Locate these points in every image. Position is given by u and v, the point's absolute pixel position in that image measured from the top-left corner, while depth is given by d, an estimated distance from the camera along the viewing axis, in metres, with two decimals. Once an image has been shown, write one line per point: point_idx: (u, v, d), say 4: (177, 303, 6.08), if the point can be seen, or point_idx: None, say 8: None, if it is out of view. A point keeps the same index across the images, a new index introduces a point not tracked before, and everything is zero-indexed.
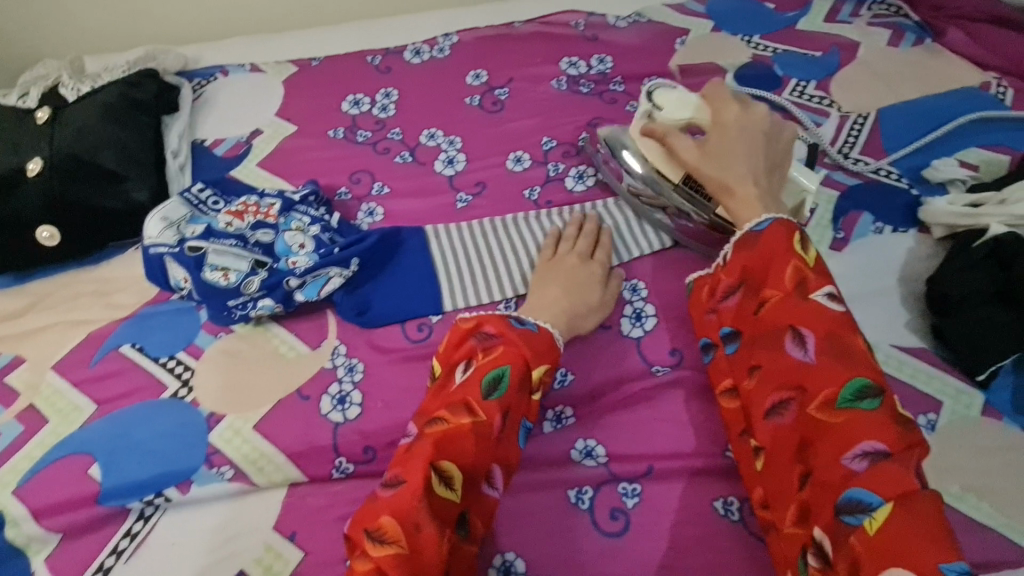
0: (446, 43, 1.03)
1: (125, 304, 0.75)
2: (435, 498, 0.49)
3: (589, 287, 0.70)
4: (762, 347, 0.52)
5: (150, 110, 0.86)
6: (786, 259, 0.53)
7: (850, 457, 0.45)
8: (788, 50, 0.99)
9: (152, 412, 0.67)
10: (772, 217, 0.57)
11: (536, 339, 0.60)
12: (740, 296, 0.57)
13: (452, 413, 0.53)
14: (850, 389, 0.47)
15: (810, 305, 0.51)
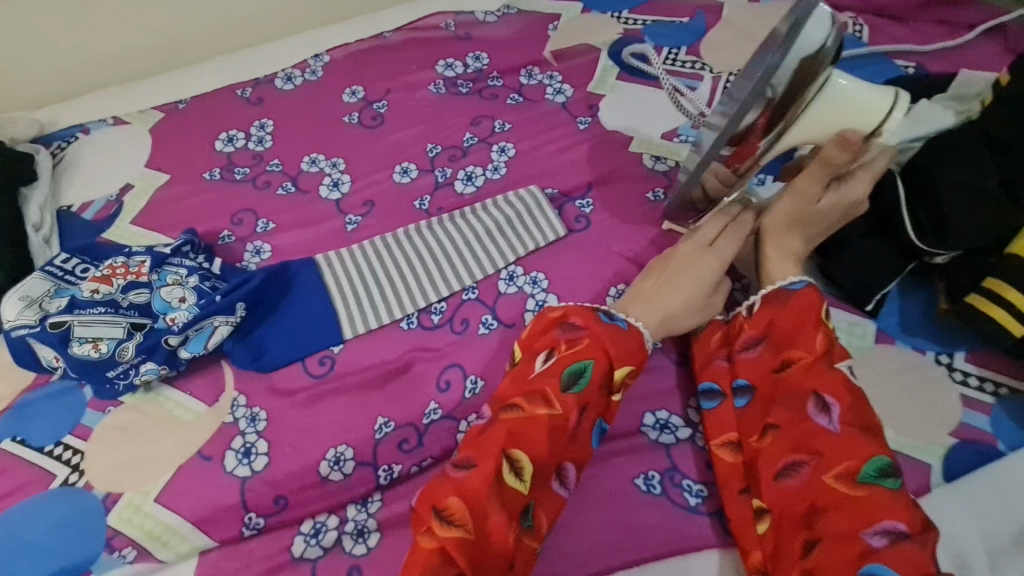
0: (317, 65, 1.00)
1: (0, 396, 0.70)
2: (506, 490, 0.52)
3: (694, 283, 0.65)
4: (786, 407, 0.56)
5: (1, 186, 0.81)
6: (815, 328, 0.58)
7: (870, 532, 0.48)
8: (657, 20, 1.00)
9: (40, 506, 0.62)
10: (804, 280, 0.62)
11: (628, 333, 0.61)
12: (761, 349, 0.61)
13: (531, 403, 0.55)
14: (873, 464, 0.51)
15: (837, 373, 0.56)
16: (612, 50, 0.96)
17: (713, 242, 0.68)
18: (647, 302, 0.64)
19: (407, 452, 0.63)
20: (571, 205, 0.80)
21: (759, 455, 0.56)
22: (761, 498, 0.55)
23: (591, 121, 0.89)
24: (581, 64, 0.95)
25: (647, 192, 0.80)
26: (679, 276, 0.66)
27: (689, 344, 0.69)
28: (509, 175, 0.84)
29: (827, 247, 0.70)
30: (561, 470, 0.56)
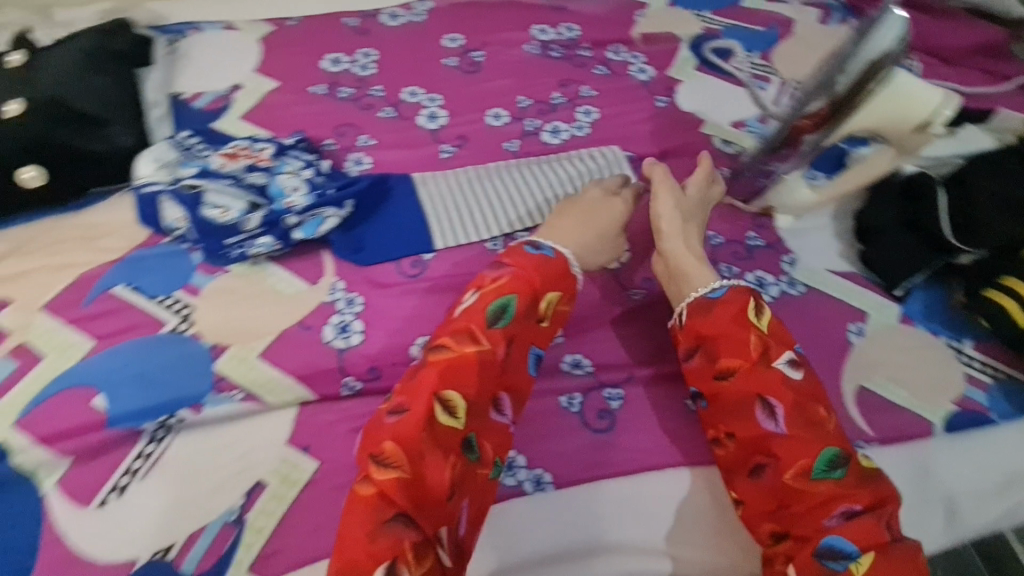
0: (421, 8, 1.07)
1: (114, 248, 0.75)
2: (438, 429, 0.51)
3: (593, 225, 0.70)
4: (737, 414, 0.58)
5: (129, 60, 0.85)
6: (746, 332, 0.59)
7: (827, 515, 0.53)
8: (735, 25, 1.09)
9: (153, 345, 0.68)
10: (726, 285, 0.62)
11: (551, 262, 0.61)
12: (698, 359, 0.61)
13: (458, 342, 0.55)
14: (823, 459, 0.54)
15: (774, 374, 0.58)
16: (692, 43, 1.05)
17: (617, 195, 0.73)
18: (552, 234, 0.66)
19: None
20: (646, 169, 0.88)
21: (725, 457, 0.60)
22: (737, 491, 0.59)
23: (669, 101, 0.97)
24: (663, 51, 1.04)
25: (713, 168, 0.88)
26: (587, 220, 0.70)
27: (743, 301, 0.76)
28: (592, 135, 0.92)
29: (867, 237, 0.80)
30: (497, 400, 0.56)
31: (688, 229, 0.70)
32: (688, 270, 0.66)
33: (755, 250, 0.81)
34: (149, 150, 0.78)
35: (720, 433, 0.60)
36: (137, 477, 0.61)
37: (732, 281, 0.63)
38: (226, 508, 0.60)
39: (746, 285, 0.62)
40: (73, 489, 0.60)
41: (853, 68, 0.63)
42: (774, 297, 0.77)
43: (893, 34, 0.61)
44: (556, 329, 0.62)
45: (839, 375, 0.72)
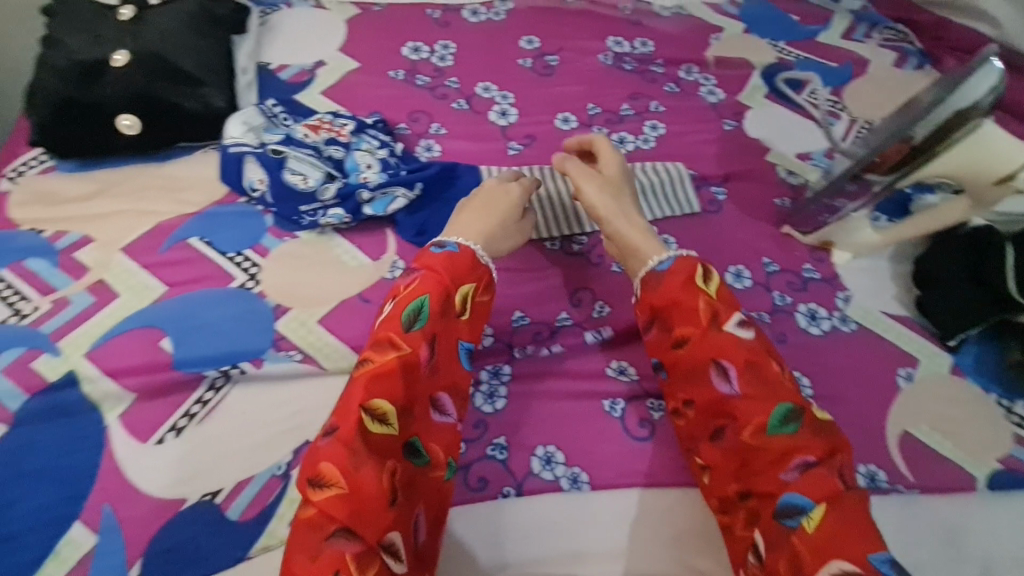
0: (502, 8, 1.09)
1: (194, 202, 0.79)
2: (370, 439, 0.52)
3: (507, 211, 0.70)
4: (694, 380, 0.60)
5: (227, 27, 0.89)
6: (695, 299, 0.61)
7: (784, 469, 0.54)
8: (809, 58, 1.09)
9: (221, 297, 0.71)
10: (673, 256, 0.64)
11: (457, 258, 0.62)
12: (656, 331, 0.64)
13: (380, 352, 0.55)
14: (777, 415, 0.55)
15: (725, 337, 0.59)
16: (765, 71, 1.05)
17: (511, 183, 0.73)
18: (473, 231, 0.66)
19: (540, 343, 0.72)
20: (708, 189, 0.89)
21: (687, 425, 0.62)
22: (701, 457, 0.60)
23: (736, 125, 0.97)
24: (735, 75, 1.04)
25: (775, 198, 0.89)
26: (486, 206, 0.69)
27: (794, 331, 0.76)
28: (657, 149, 0.93)
29: (926, 283, 0.80)
30: (435, 401, 0.57)
31: (621, 198, 0.71)
32: (636, 240, 0.67)
33: (809, 282, 0.81)
34: (239, 113, 0.82)
35: (680, 402, 0.62)
36: (195, 420, 0.64)
37: (680, 252, 0.65)
38: (275, 462, 0.62)
39: (692, 255, 0.65)
40: (133, 423, 0.63)
41: (940, 114, 0.63)
42: (825, 331, 0.77)
43: (987, 84, 0.61)
44: (481, 320, 0.64)
45: (884, 417, 0.71)
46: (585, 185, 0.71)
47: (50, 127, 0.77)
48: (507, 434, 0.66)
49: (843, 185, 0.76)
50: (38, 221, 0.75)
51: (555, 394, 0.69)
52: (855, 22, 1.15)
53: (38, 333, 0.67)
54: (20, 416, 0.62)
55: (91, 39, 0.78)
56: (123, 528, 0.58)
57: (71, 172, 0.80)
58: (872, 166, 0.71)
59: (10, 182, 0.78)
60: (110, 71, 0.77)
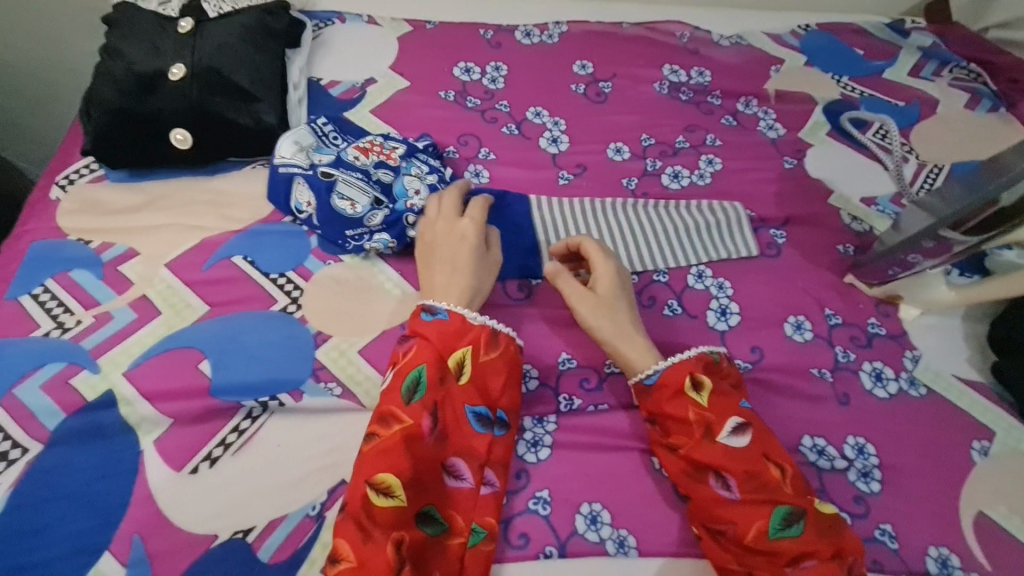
0: (556, 31, 1.05)
1: (239, 219, 0.77)
2: (375, 514, 0.52)
3: (470, 252, 0.67)
4: (690, 485, 0.58)
5: (281, 40, 0.87)
6: (685, 410, 0.59)
7: (790, 569, 0.52)
8: (873, 94, 1.04)
9: (262, 322, 0.70)
10: (664, 367, 0.62)
11: (448, 325, 0.61)
12: (654, 429, 0.62)
13: (384, 426, 0.56)
14: (778, 517, 0.54)
15: (719, 448, 0.57)
16: (828, 107, 1.00)
17: (462, 219, 0.69)
18: (450, 288, 0.64)
19: (588, 390, 0.68)
20: (766, 232, 0.85)
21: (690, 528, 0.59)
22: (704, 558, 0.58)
23: (797, 164, 0.93)
24: (798, 110, 0.99)
25: (837, 245, 0.84)
26: (447, 256, 0.66)
27: (858, 392, 0.71)
28: (713, 186, 0.89)
29: (1005, 350, 0.73)
30: (447, 466, 0.57)
31: (617, 310, 0.65)
32: (636, 359, 0.63)
33: (875, 338, 0.76)
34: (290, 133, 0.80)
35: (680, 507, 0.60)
36: (230, 451, 0.62)
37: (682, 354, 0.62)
38: (309, 501, 0.60)
39: (698, 353, 0.62)
40: (168, 449, 0.61)
41: None
42: (892, 395, 0.72)
43: None
44: (494, 378, 0.61)
45: (956, 495, 0.66)
46: (574, 299, 0.65)
47: (104, 137, 0.77)
48: (551, 487, 0.62)
49: (919, 242, 0.71)
50: (86, 231, 0.75)
51: (601, 446, 0.65)
52: (924, 59, 1.10)
53: (79, 348, 0.66)
54: (57, 435, 0.61)
55: (149, 51, 0.78)
56: (153, 562, 0.56)
57: (121, 181, 0.80)
58: (959, 225, 0.66)
59: (61, 190, 0.78)
60: (167, 84, 0.77)
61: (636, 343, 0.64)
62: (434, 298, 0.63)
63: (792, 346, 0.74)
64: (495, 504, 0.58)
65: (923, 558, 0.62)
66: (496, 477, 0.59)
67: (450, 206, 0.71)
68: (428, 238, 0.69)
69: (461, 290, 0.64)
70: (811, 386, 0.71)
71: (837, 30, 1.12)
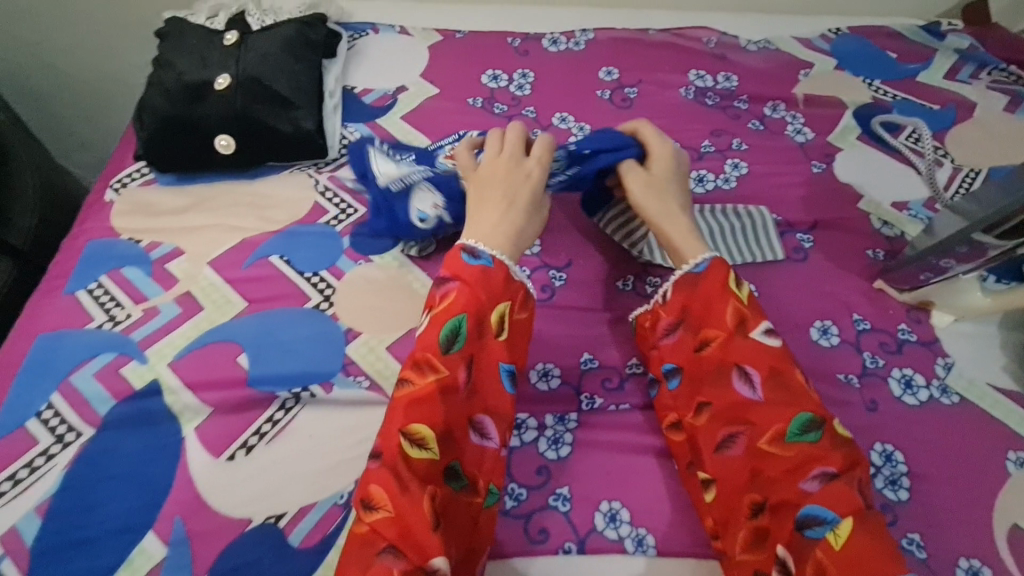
0: (582, 38, 1.06)
1: (277, 220, 0.81)
2: (411, 464, 0.53)
3: (530, 193, 0.66)
4: (715, 384, 0.60)
5: (319, 50, 0.91)
6: (725, 302, 0.61)
7: (803, 479, 0.53)
8: (906, 97, 1.02)
9: (296, 317, 0.73)
10: (709, 257, 0.63)
11: (492, 273, 0.61)
12: (679, 334, 0.64)
13: (418, 374, 0.57)
14: (797, 422, 0.55)
15: (751, 343, 0.59)
16: (859, 111, 0.99)
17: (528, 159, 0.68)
18: (498, 228, 0.64)
19: (609, 390, 0.69)
20: (793, 236, 0.84)
21: (698, 433, 0.60)
22: (706, 469, 0.59)
23: (826, 168, 0.92)
24: (827, 115, 0.98)
25: (867, 249, 0.83)
26: (506, 195, 0.66)
27: (886, 399, 0.70)
28: (739, 190, 0.88)
29: None
30: (476, 422, 0.58)
31: (668, 194, 0.69)
32: (676, 239, 0.66)
33: (904, 344, 0.74)
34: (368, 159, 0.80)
35: (693, 411, 0.61)
36: (265, 439, 0.65)
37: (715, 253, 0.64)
38: (338, 490, 0.63)
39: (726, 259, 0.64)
40: (208, 436, 0.65)
41: None
42: (922, 402, 0.70)
43: None
44: (521, 339, 0.63)
45: (989, 506, 0.64)
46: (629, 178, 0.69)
47: (154, 143, 0.82)
48: (572, 483, 0.63)
49: (952, 246, 0.70)
50: (136, 231, 0.80)
51: (621, 446, 0.66)
52: (961, 61, 1.07)
53: (129, 340, 0.70)
54: (107, 420, 0.65)
55: (198, 63, 0.83)
56: (193, 542, 0.59)
57: (169, 185, 0.85)
58: (991, 230, 0.65)
59: (114, 193, 0.84)
60: (213, 93, 0.81)
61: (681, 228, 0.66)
62: (478, 237, 0.63)
63: (818, 351, 0.74)
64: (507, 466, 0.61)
65: (953, 568, 0.61)
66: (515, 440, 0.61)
67: (513, 144, 0.69)
68: (481, 171, 0.68)
69: (507, 231, 0.63)
70: (837, 391, 0.70)
71: (870, 34, 1.11)
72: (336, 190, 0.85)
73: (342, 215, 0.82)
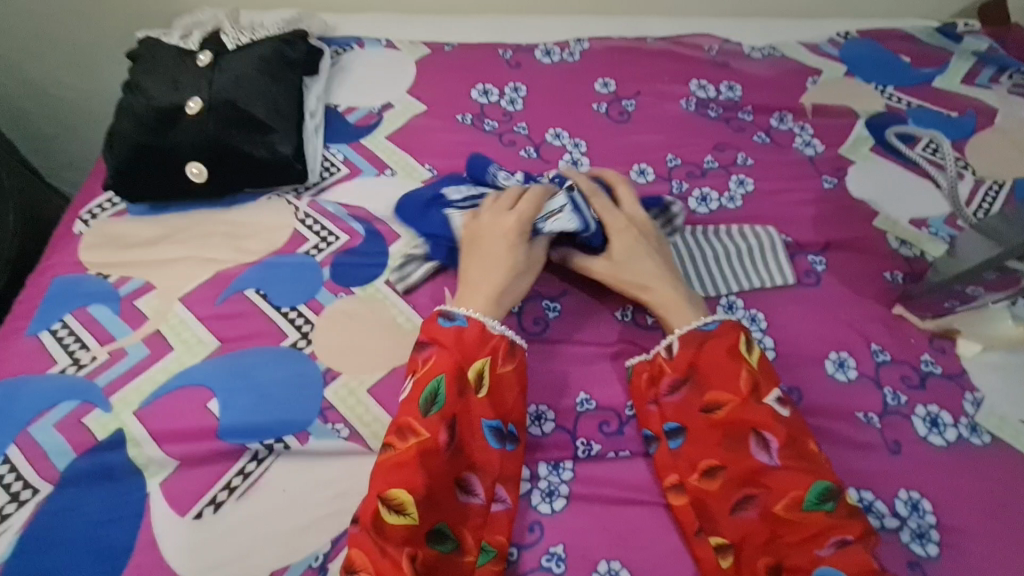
0: (577, 48, 1.01)
1: (252, 251, 0.77)
2: (387, 531, 0.51)
3: (513, 251, 0.66)
4: (728, 447, 0.58)
5: (299, 69, 0.86)
6: (740, 366, 0.60)
7: (819, 546, 0.53)
8: (922, 105, 0.96)
9: (271, 358, 0.68)
10: (716, 321, 0.63)
11: (467, 332, 0.60)
12: (684, 393, 0.61)
13: (401, 438, 0.55)
14: (815, 491, 0.55)
15: (765, 408, 0.58)
16: (872, 120, 0.93)
17: (514, 214, 0.67)
18: (477, 288, 0.63)
19: (608, 435, 0.64)
20: (804, 258, 0.78)
21: (709, 496, 0.57)
22: (722, 533, 0.56)
23: (838, 183, 0.86)
24: (838, 125, 0.93)
25: (885, 272, 0.77)
26: (489, 254, 0.65)
27: (910, 440, 0.64)
28: (745, 209, 0.83)
29: None
30: (463, 482, 0.56)
31: (636, 264, 0.68)
32: (669, 311, 0.65)
33: (929, 378, 0.69)
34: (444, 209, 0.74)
35: (700, 472, 0.58)
36: (235, 495, 0.60)
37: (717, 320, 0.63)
38: (312, 551, 0.58)
39: (739, 322, 0.64)
40: (173, 493, 0.60)
41: None
42: (950, 442, 0.64)
43: None
44: (508, 392, 0.60)
45: None
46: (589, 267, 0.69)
47: (123, 171, 0.78)
48: (566, 541, 0.58)
49: (979, 274, 0.64)
50: (104, 265, 0.75)
51: (621, 499, 0.61)
52: (979, 64, 1.01)
53: (92, 386, 0.66)
54: (67, 476, 0.61)
55: (168, 87, 0.79)
56: None
57: (141, 215, 0.81)
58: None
59: (84, 225, 0.79)
60: (184, 118, 0.77)
61: (671, 297, 0.66)
62: (458, 302, 0.62)
63: (834, 386, 0.68)
64: (507, 523, 0.57)
65: None
66: (507, 493, 0.58)
67: (497, 201, 0.69)
68: (471, 231, 0.68)
69: (486, 291, 0.63)
70: (856, 432, 0.65)
71: (881, 37, 1.05)
72: (316, 217, 0.80)
73: (322, 244, 0.77)
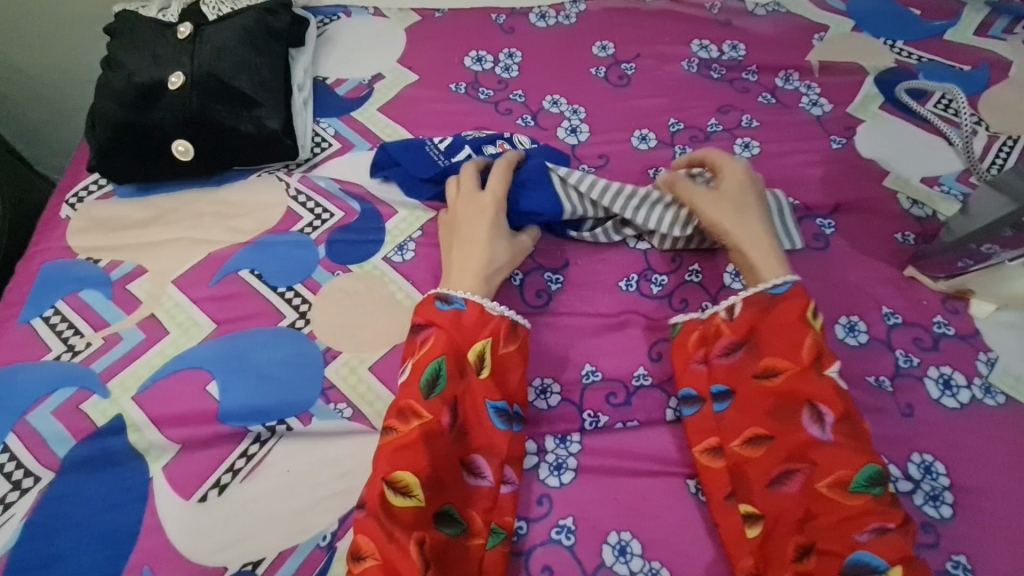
0: (573, 10, 0.97)
1: (245, 230, 0.74)
2: (395, 513, 0.51)
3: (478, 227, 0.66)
4: (779, 417, 0.56)
5: (284, 40, 0.83)
6: (804, 333, 0.57)
7: (858, 530, 0.50)
8: (933, 59, 0.92)
9: (269, 339, 0.67)
10: (789, 283, 0.60)
11: (465, 315, 0.59)
12: (740, 355, 0.59)
13: (402, 421, 0.54)
14: (865, 474, 0.51)
15: (826, 381, 0.55)
16: (880, 77, 0.90)
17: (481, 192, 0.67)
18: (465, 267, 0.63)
19: (615, 406, 0.63)
20: (813, 222, 0.76)
21: (748, 463, 0.56)
22: (755, 504, 0.54)
23: (846, 143, 0.83)
24: (845, 83, 0.89)
25: (896, 233, 0.75)
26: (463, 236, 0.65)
27: (923, 402, 0.63)
28: None
29: None
30: (472, 463, 0.56)
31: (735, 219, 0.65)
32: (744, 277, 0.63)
33: (942, 340, 0.67)
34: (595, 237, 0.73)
35: (743, 438, 0.57)
36: (239, 477, 0.60)
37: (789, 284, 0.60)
38: (320, 530, 0.57)
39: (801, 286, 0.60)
40: (176, 477, 0.59)
41: None
42: (964, 404, 0.63)
43: None
44: (513, 373, 0.59)
45: None
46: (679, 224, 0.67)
47: (106, 151, 0.75)
48: (575, 513, 0.58)
49: (996, 230, 0.63)
50: (94, 249, 0.74)
51: (629, 470, 0.60)
52: (993, 15, 0.97)
53: (89, 372, 0.65)
54: (67, 463, 0.60)
55: (149, 61, 0.75)
56: None
57: (129, 196, 0.78)
58: None
59: (70, 209, 0.77)
60: (167, 93, 0.74)
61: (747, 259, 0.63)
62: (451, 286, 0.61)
63: (845, 352, 0.66)
64: (515, 503, 0.57)
65: None
66: (515, 474, 0.57)
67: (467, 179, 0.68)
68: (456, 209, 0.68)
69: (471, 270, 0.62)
70: (867, 396, 0.64)
71: None
72: (309, 193, 0.77)
73: (316, 221, 0.75)
